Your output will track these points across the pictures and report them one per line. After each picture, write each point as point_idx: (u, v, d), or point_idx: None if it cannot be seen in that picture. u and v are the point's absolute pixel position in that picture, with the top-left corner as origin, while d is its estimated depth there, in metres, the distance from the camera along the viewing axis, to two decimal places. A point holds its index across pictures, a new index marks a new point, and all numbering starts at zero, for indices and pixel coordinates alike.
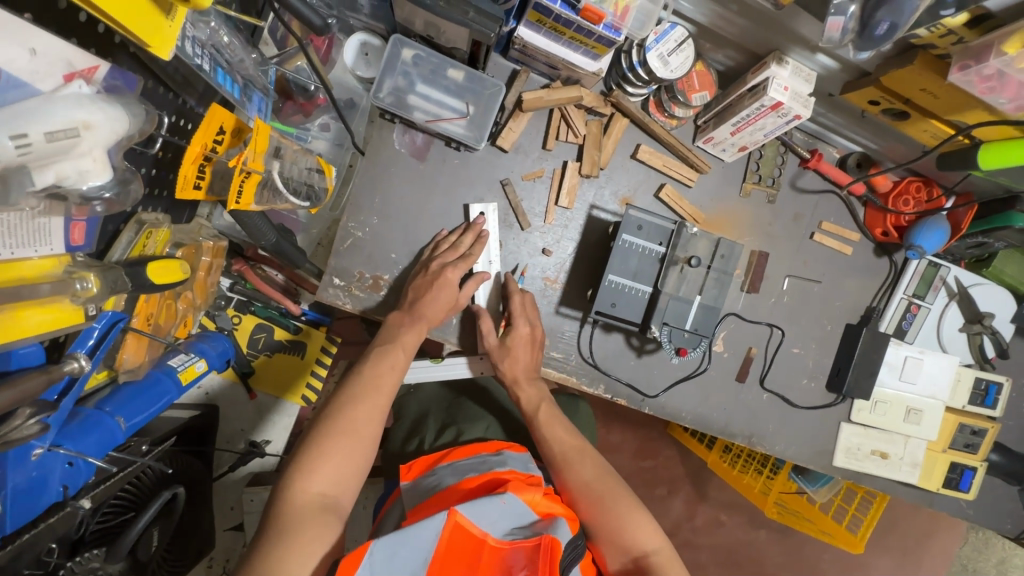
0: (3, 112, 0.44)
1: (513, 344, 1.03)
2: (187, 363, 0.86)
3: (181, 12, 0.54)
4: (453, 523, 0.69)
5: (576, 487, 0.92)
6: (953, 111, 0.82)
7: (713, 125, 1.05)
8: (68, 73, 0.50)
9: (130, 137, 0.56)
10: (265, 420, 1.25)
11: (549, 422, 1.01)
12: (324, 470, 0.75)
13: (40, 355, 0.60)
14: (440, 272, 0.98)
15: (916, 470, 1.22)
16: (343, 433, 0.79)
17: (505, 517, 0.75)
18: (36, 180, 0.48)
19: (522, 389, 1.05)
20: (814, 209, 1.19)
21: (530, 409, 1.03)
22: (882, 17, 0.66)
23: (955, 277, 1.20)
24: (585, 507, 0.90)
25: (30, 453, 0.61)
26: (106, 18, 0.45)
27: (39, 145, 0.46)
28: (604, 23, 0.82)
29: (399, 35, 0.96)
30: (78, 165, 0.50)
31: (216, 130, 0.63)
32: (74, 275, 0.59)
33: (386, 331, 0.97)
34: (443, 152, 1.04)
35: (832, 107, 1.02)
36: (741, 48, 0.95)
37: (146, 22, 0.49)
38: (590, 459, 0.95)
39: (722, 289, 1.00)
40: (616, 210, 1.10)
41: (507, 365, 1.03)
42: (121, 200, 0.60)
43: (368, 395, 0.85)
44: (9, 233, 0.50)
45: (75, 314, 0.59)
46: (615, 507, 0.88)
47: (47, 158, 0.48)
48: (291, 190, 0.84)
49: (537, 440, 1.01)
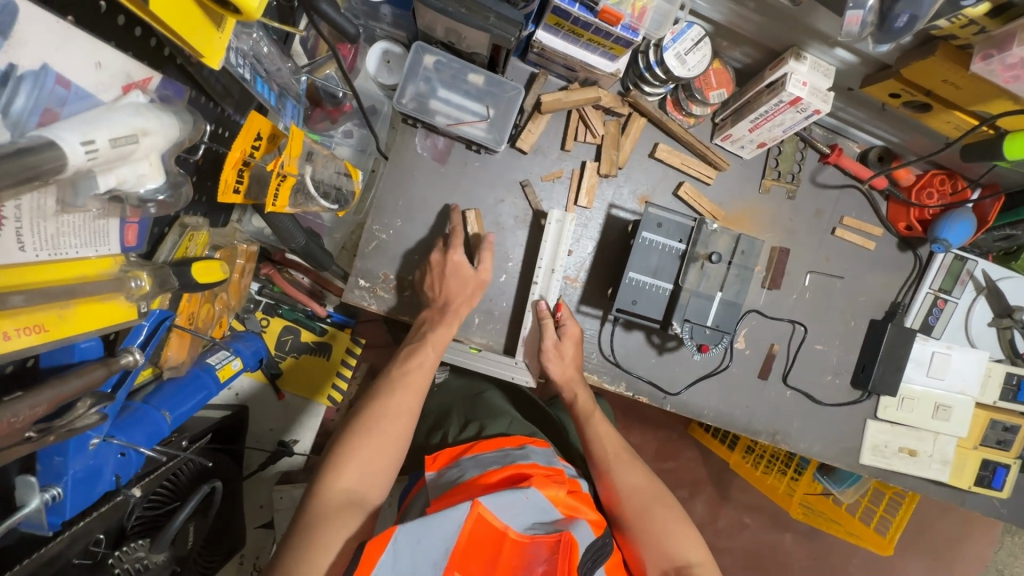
0: (75, 119, 0.47)
1: (565, 343, 1.06)
2: (224, 361, 0.90)
3: (231, 24, 0.57)
4: (476, 514, 0.70)
5: (624, 489, 0.93)
6: (975, 102, 0.82)
7: (731, 122, 1.05)
8: (126, 84, 0.55)
9: (177, 144, 0.59)
10: (292, 419, 1.29)
11: (603, 427, 1.02)
12: (352, 466, 0.78)
13: (99, 349, 0.63)
14: (454, 268, 1.00)
15: (946, 467, 1.20)
16: (370, 433, 0.82)
17: (528, 511, 0.76)
18: (100, 183, 0.51)
19: (578, 391, 1.07)
20: (835, 203, 1.18)
21: (586, 411, 1.05)
22: (901, 10, 0.66)
23: (983, 271, 1.18)
24: (631, 510, 0.90)
25: (89, 443, 0.64)
26: (170, 31, 0.49)
27: (105, 150, 0.49)
28: (622, 24, 0.83)
29: (421, 42, 0.98)
30: (136, 169, 0.54)
31: (254, 136, 0.65)
32: (128, 274, 0.62)
33: (417, 329, 1.00)
34: (464, 155, 1.06)
35: (852, 102, 1.02)
36: (758, 45, 0.96)
37: (199, 33, 0.52)
38: (639, 465, 0.97)
39: (744, 284, 1.01)
40: (635, 209, 1.11)
41: (558, 366, 1.06)
42: (173, 203, 0.63)
43: (400, 391, 0.88)
44: (76, 233, 0.53)
45: (129, 312, 0.62)
46: (662, 513, 0.89)
47: (111, 163, 0.51)
48: (323, 193, 0.86)
49: (585, 441, 1.02)
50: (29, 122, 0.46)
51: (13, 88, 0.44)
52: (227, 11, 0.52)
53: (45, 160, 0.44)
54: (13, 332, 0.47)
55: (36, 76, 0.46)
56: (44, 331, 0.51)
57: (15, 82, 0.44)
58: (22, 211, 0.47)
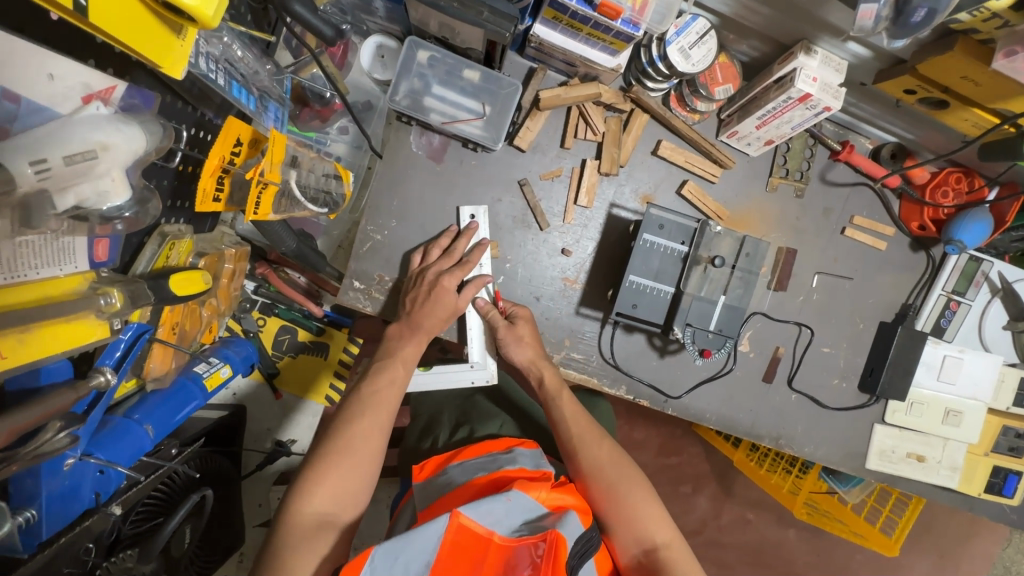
0: (27, 139, 0.47)
1: (522, 326, 1.02)
2: (213, 369, 0.88)
3: (192, 33, 0.54)
4: (457, 524, 0.68)
5: (590, 471, 0.89)
6: (995, 99, 0.77)
7: (737, 119, 1.01)
8: (86, 95, 0.52)
9: (149, 152, 0.57)
10: (289, 419, 1.28)
11: (568, 407, 0.98)
12: (322, 489, 0.76)
13: (69, 369, 0.62)
14: (435, 281, 0.96)
15: (956, 473, 1.17)
16: (340, 452, 0.80)
17: (512, 513, 0.74)
18: (58, 203, 0.50)
19: (543, 369, 1.02)
20: (845, 202, 1.14)
21: (552, 391, 1.00)
22: (918, 3, 0.62)
23: (998, 272, 1.14)
24: (598, 493, 0.87)
25: (64, 462, 0.64)
26: (120, 44, 0.46)
27: (59, 168, 0.49)
28: (622, 18, 0.80)
29: (414, 37, 0.95)
30: (97, 186, 0.52)
31: (234, 142, 0.63)
32: (98, 291, 0.60)
33: (384, 345, 0.98)
34: (459, 153, 1.03)
35: (864, 97, 0.97)
36: (765, 38, 0.91)
37: (155, 42, 0.49)
38: (607, 443, 0.93)
39: (748, 289, 0.97)
40: (637, 209, 1.08)
41: (516, 351, 1.02)
42: (140, 219, 0.62)
43: (372, 410, 0.86)
44: (36, 254, 0.53)
45: (100, 330, 0.60)
46: (629, 495, 0.86)
47: (68, 181, 0.50)
48: (310, 197, 0.84)
49: (552, 422, 0.99)
50: None
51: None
52: (185, 21, 0.50)
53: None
54: None
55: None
56: (4, 358, 0.49)
57: None
58: None
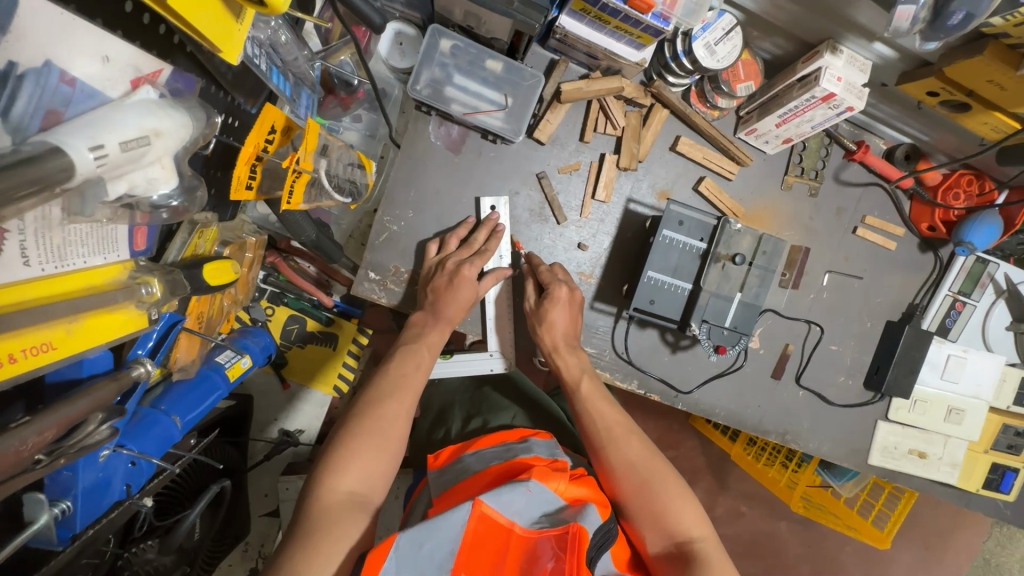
0: (82, 124, 0.44)
1: (553, 309, 0.99)
2: (233, 359, 0.87)
3: (250, 15, 0.53)
4: (479, 513, 0.68)
5: (619, 466, 0.86)
6: (1018, 104, 0.78)
7: (757, 116, 1.01)
8: (136, 79, 0.52)
9: (194, 136, 0.56)
10: (295, 409, 1.27)
11: (593, 398, 0.96)
12: (353, 469, 0.76)
13: (109, 360, 0.63)
14: (456, 270, 0.95)
15: (955, 470, 1.20)
16: (371, 434, 0.80)
17: (532, 504, 0.73)
18: (110, 190, 0.48)
19: (565, 358, 1.00)
20: (858, 202, 1.15)
21: (573, 382, 0.98)
22: (957, 7, 0.62)
23: (1004, 274, 1.16)
24: (628, 487, 0.84)
25: (99, 455, 0.62)
26: (183, 22, 0.45)
27: (115, 155, 0.46)
28: (653, 12, 0.79)
29: (438, 25, 0.94)
30: (147, 173, 0.51)
31: (268, 129, 0.61)
32: (139, 280, 0.59)
33: (409, 332, 0.97)
34: (479, 144, 1.02)
35: (884, 98, 0.97)
36: (790, 36, 0.91)
37: (218, 26, 0.48)
38: (636, 437, 0.90)
39: (764, 285, 0.98)
40: (654, 205, 1.08)
41: (546, 333, 1.00)
42: (187, 207, 0.61)
43: (398, 395, 0.87)
44: (82, 242, 0.52)
45: (139, 319, 0.59)
46: (662, 489, 0.83)
47: (121, 168, 0.48)
48: (336, 187, 0.82)
49: (576, 415, 0.96)
50: (31, 125, 0.44)
51: (15, 88, 0.42)
52: (249, 4, 0.49)
53: (54, 171, 0.41)
54: (22, 354, 0.44)
55: (38, 73, 0.43)
56: (53, 349, 0.47)
57: (16, 81, 0.41)
58: (26, 224, 0.45)
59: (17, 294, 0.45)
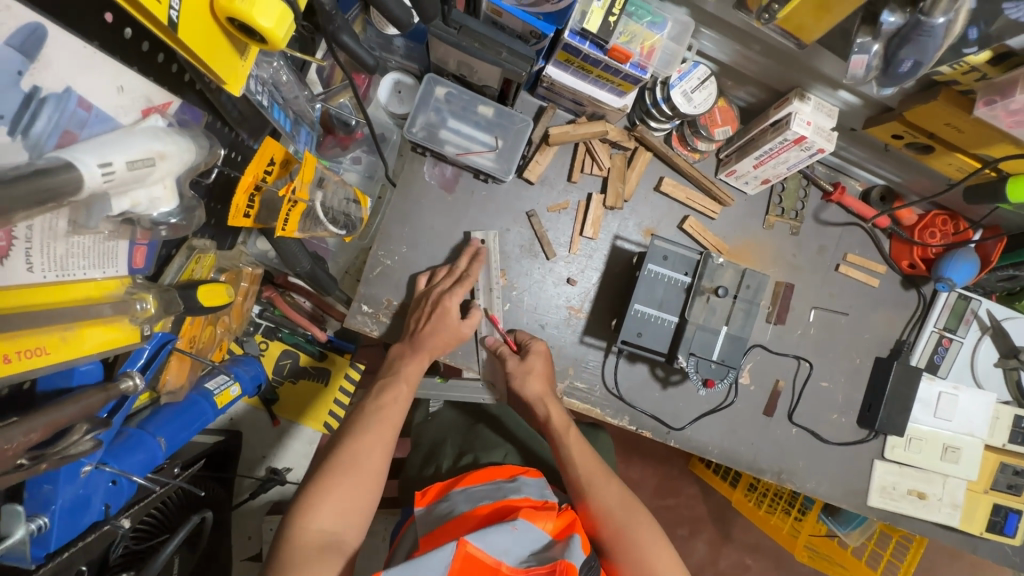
0: (95, 142, 0.48)
1: (532, 359, 1.02)
2: (222, 387, 0.88)
3: (255, 53, 0.58)
4: (464, 553, 0.64)
5: (598, 512, 0.87)
6: (978, 145, 0.82)
7: (736, 159, 1.07)
8: (146, 108, 0.57)
9: (197, 163, 0.60)
10: (286, 447, 1.26)
11: (575, 443, 0.96)
12: (326, 506, 0.76)
13: (99, 372, 0.64)
14: (438, 300, 0.98)
15: (956, 511, 1.17)
16: (345, 470, 0.79)
17: (519, 544, 0.70)
18: (114, 205, 0.51)
19: (550, 406, 1.01)
20: (838, 241, 1.19)
21: (559, 427, 0.99)
22: (906, 56, 0.68)
23: (987, 311, 1.18)
24: (608, 533, 0.85)
25: (82, 470, 0.62)
26: (196, 59, 0.50)
27: (121, 172, 0.50)
28: (631, 61, 0.86)
29: (433, 74, 1.02)
30: (150, 192, 0.54)
31: (267, 161, 0.65)
32: (133, 295, 0.61)
33: (388, 365, 0.99)
34: (471, 184, 1.07)
35: (854, 141, 1.03)
36: (761, 84, 0.97)
37: (225, 62, 0.53)
38: (615, 482, 0.90)
39: (749, 318, 1.00)
40: (640, 241, 1.12)
41: (526, 388, 1.01)
42: (184, 227, 0.64)
43: (375, 428, 0.86)
44: (84, 255, 0.54)
45: (130, 335, 0.61)
46: (641, 537, 0.83)
47: (126, 185, 0.51)
48: (332, 219, 0.86)
49: (559, 460, 0.96)
50: (47, 144, 0.48)
51: (36, 110, 0.45)
52: (253, 42, 0.53)
53: (60, 183, 0.44)
54: (16, 354, 0.47)
55: (59, 98, 0.47)
56: (46, 353, 0.50)
57: (38, 104, 0.46)
58: (33, 232, 0.47)
59: (19, 298, 0.47)
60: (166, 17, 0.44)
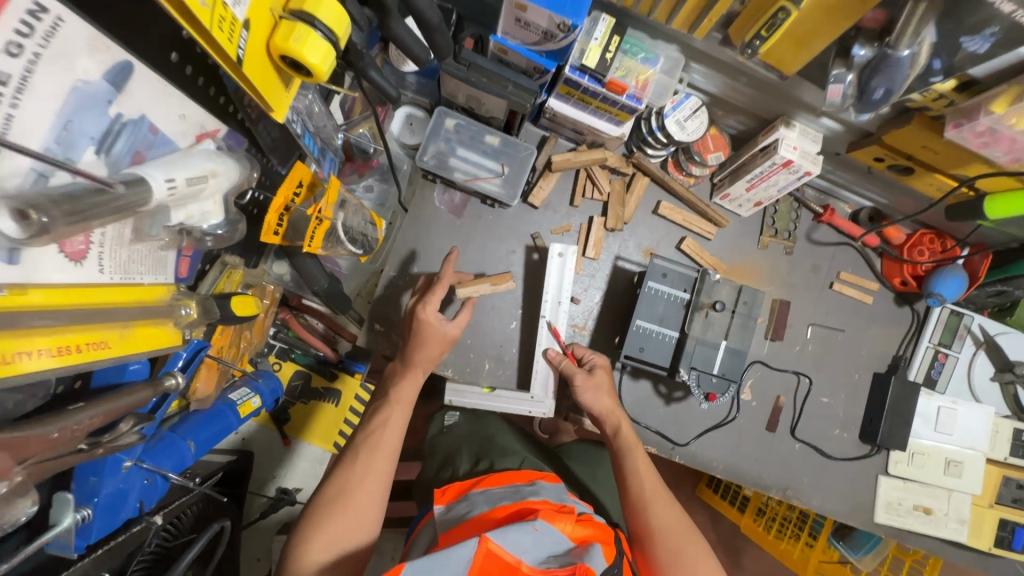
0: (162, 162, 0.54)
1: (599, 372, 1.04)
2: (244, 398, 0.91)
3: (296, 85, 0.63)
4: (486, 549, 0.67)
5: (656, 529, 0.86)
6: (954, 166, 0.88)
7: (729, 182, 1.13)
8: (200, 133, 0.63)
9: (240, 183, 0.66)
10: (295, 467, 1.28)
11: (640, 460, 0.96)
12: (318, 539, 0.78)
13: (145, 370, 0.69)
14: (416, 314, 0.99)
15: (963, 526, 1.17)
16: (333, 503, 0.81)
17: (540, 545, 0.72)
18: (175, 216, 0.57)
19: (620, 421, 1.01)
20: (831, 260, 1.24)
21: (627, 443, 0.98)
22: (877, 84, 0.74)
23: (980, 325, 1.21)
24: (661, 551, 0.84)
25: (122, 465, 0.65)
26: (252, 88, 0.54)
27: (182, 187, 0.56)
28: (627, 93, 0.92)
29: (443, 107, 1.08)
30: (202, 207, 0.60)
31: (296, 185, 0.71)
32: (179, 302, 0.66)
33: (385, 385, 1.01)
34: (479, 208, 1.13)
35: (839, 165, 1.09)
36: (749, 113, 1.04)
37: (274, 93, 0.58)
38: (676, 506, 0.90)
39: (747, 332, 1.04)
40: (640, 261, 1.17)
41: (594, 401, 1.02)
42: (229, 238, 0.70)
43: (367, 458, 0.87)
44: (142, 261, 0.60)
45: (176, 338, 0.65)
46: (694, 562, 0.83)
47: (184, 199, 0.57)
48: (351, 238, 0.92)
49: (621, 474, 0.96)
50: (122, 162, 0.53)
51: (117, 132, 0.51)
52: (298, 74, 0.58)
53: (135, 196, 0.51)
54: (87, 346, 0.51)
55: (135, 124, 0.53)
56: (109, 347, 0.54)
57: (119, 128, 0.51)
58: (105, 238, 0.54)
59: (94, 293, 0.52)
60: (234, 52, 0.48)
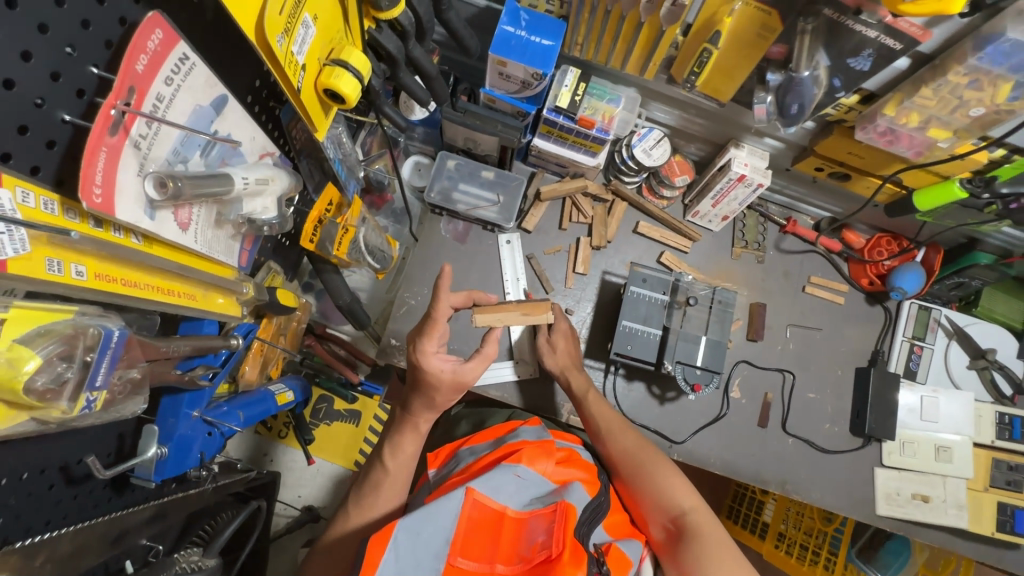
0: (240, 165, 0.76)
1: (555, 336, 1.14)
2: (280, 390, 1.14)
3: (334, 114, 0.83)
4: (472, 500, 0.75)
5: (618, 455, 1.02)
6: (880, 166, 1.03)
7: (697, 201, 1.29)
8: (263, 153, 0.85)
9: (289, 188, 0.87)
10: (317, 487, 1.43)
11: (596, 401, 1.10)
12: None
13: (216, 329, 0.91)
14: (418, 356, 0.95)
15: (963, 512, 1.20)
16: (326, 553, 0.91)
17: (523, 491, 0.81)
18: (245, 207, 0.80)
19: (572, 375, 1.13)
20: (801, 266, 1.36)
21: (581, 391, 1.11)
22: (792, 101, 0.92)
23: (948, 317, 1.31)
24: (627, 470, 1.00)
25: (192, 410, 0.90)
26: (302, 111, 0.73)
27: (252, 183, 0.78)
28: (596, 127, 1.10)
29: (445, 151, 1.29)
30: (263, 204, 0.82)
31: (328, 203, 0.93)
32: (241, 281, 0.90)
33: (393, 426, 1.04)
34: (480, 235, 1.30)
35: (790, 179, 1.26)
36: (706, 140, 1.22)
37: (317, 117, 0.77)
38: (633, 431, 1.05)
39: (723, 326, 1.15)
40: (625, 274, 1.31)
41: (549, 359, 1.14)
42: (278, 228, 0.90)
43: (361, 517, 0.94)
44: (219, 249, 0.80)
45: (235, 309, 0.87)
46: (655, 472, 0.98)
47: (251, 194, 0.80)
48: (370, 254, 1.08)
49: (584, 417, 1.11)
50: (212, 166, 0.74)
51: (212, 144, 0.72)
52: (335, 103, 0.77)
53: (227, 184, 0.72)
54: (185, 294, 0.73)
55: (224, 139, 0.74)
56: (196, 301, 0.76)
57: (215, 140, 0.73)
58: (199, 219, 0.72)
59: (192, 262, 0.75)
60: (296, 82, 0.67)
